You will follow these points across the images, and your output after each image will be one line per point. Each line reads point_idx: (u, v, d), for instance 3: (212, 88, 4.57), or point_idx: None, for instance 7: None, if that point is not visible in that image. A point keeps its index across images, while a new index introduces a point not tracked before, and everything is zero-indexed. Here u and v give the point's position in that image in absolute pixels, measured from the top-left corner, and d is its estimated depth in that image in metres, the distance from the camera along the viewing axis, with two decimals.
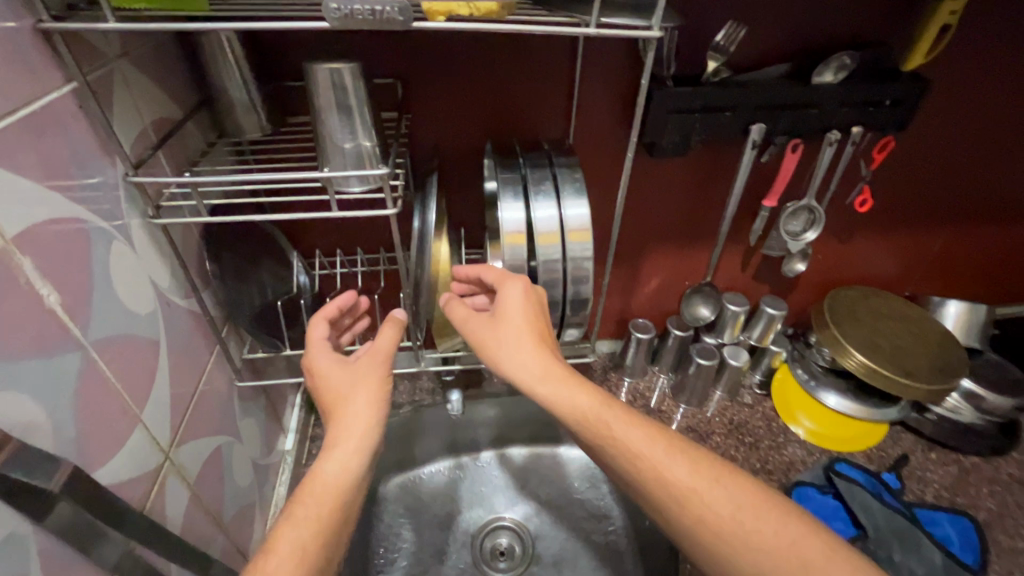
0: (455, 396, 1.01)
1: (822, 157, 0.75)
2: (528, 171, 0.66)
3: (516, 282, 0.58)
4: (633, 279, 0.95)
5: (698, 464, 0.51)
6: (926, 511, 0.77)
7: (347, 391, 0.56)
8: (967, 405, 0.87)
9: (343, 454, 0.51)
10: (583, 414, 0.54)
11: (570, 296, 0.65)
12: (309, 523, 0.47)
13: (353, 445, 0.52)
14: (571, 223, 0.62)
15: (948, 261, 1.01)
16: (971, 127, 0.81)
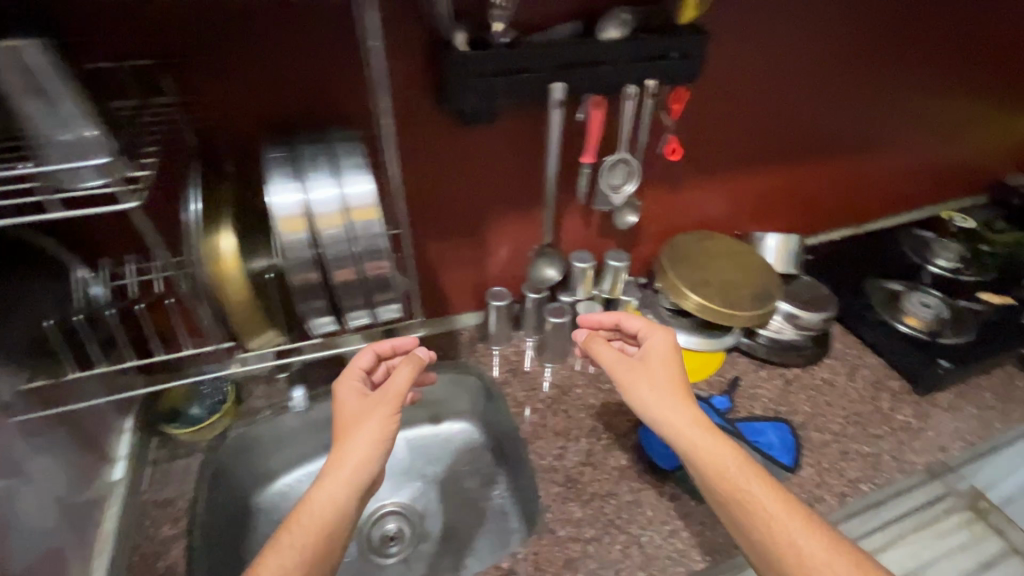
0: (298, 393, 0.92)
1: (625, 111, 0.78)
2: (304, 149, 0.55)
3: (662, 333, 0.77)
4: (486, 248, 0.95)
5: (814, 526, 0.61)
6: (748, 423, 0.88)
7: (358, 417, 0.69)
8: (789, 325, 1.02)
9: (333, 485, 0.63)
10: (724, 469, 0.65)
11: (370, 274, 0.55)
12: (294, 550, 0.59)
13: (340, 478, 0.64)
14: (352, 202, 0.52)
15: (768, 202, 1.13)
16: (759, 76, 0.90)
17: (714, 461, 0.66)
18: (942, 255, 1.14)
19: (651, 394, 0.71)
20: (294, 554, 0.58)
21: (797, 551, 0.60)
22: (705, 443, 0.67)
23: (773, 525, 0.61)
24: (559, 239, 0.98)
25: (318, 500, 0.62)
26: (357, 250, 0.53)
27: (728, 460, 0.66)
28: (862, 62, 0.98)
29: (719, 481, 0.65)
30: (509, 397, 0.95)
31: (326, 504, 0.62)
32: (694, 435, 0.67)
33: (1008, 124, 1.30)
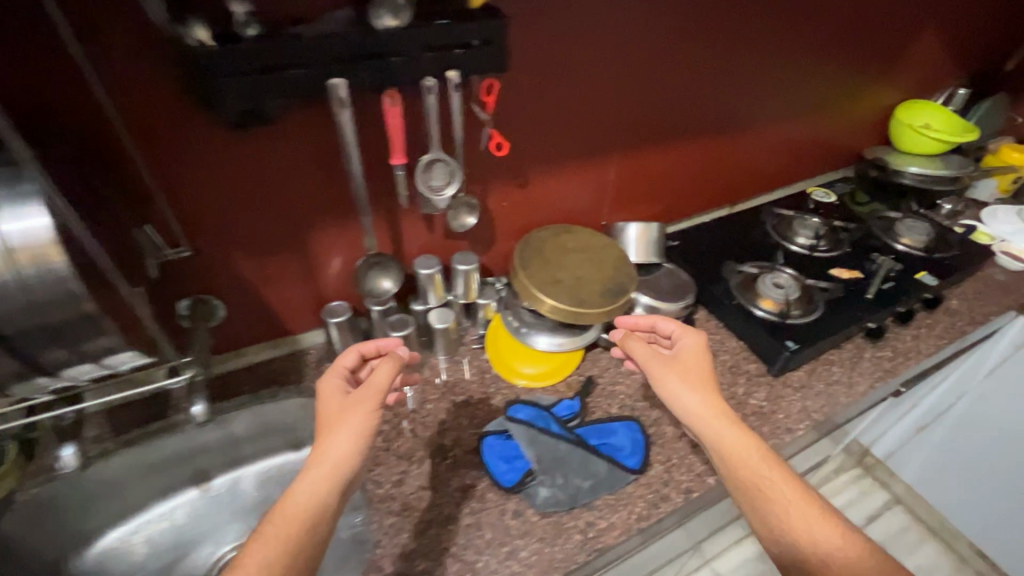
0: (67, 450, 0.80)
1: (429, 106, 0.70)
2: None
3: (693, 334, 0.83)
4: (315, 262, 0.86)
5: (818, 507, 0.64)
6: (587, 427, 0.85)
7: (337, 420, 0.70)
8: (650, 316, 0.99)
9: (314, 477, 0.65)
10: (735, 455, 0.69)
11: (74, 314, 0.58)
12: (273, 544, 0.59)
13: (320, 473, 0.65)
14: (17, 246, 0.53)
15: (629, 189, 1.11)
16: (590, 60, 0.85)
17: (727, 449, 0.70)
18: (802, 233, 1.16)
19: (682, 388, 0.76)
20: (275, 546, 0.59)
21: (777, 526, 0.64)
22: (721, 429, 0.72)
23: (773, 497, 0.65)
24: (398, 245, 0.90)
25: (298, 496, 0.64)
26: (42, 297, 0.56)
27: (741, 446, 0.70)
28: (701, 42, 0.95)
29: (740, 472, 0.68)
30: None
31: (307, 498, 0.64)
32: (709, 415, 0.73)
33: (862, 99, 1.33)
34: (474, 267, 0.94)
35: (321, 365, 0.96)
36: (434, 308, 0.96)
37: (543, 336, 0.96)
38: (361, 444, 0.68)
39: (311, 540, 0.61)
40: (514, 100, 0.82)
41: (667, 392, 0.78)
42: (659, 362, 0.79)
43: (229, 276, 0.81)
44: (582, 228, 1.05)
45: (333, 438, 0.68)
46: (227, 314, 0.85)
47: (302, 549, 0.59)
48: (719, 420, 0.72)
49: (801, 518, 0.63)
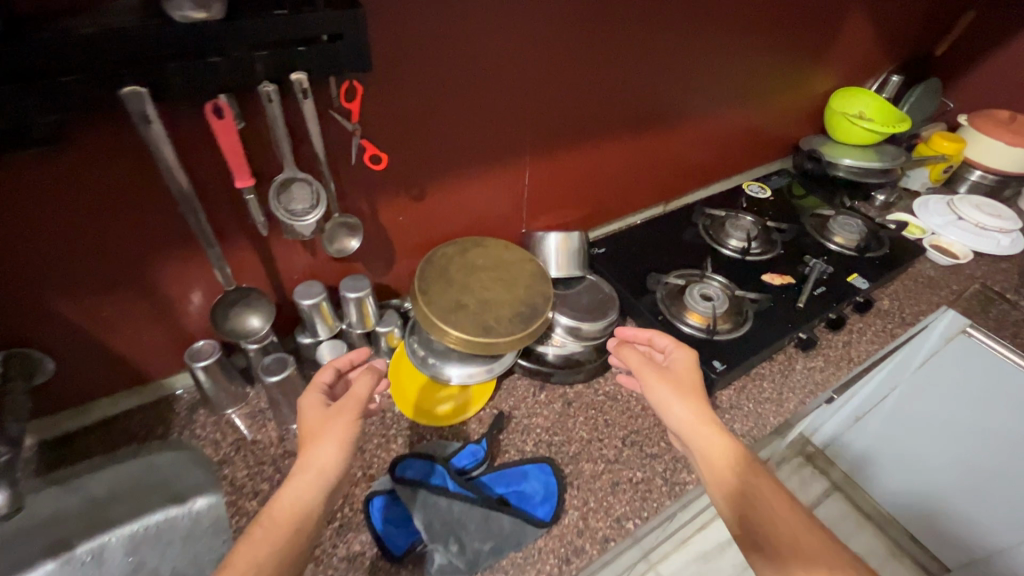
0: None
1: (272, 118, 0.57)
2: None
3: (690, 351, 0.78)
4: (165, 299, 0.72)
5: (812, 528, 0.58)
6: (479, 479, 0.76)
7: (321, 426, 0.65)
8: (571, 339, 0.90)
9: (299, 482, 0.61)
10: (724, 463, 0.65)
11: None
12: (259, 548, 0.56)
13: (308, 478, 0.61)
14: None
15: (546, 193, 1.01)
16: (483, 53, 0.74)
17: (715, 458, 0.66)
18: (733, 235, 1.10)
19: (681, 400, 0.70)
20: (267, 548, 0.57)
21: (753, 530, 0.59)
22: (711, 441, 0.67)
23: (755, 496, 0.61)
24: (271, 273, 0.77)
25: (284, 501, 0.60)
26: None
27: (730, 456, 0.65)
28: (614, 31, 0.85)
29: (727, 481, 0.64)
30: (227, 480, 0.75)
31: (294, 500, 0.60)
32: (702, 426, 0.68)
33: (795, 88, 1.26)
34: (367, 293, 0.82)
35: (192, 414, 0.82)
36: (324, 341, 0.83)
37: (452, 368, 0.85)
38: (344, 451, 0.63)
39: (296, 545, 0.58)
40: (392, 101, 0.70)
41: (659, 403, 0.72)
42: (654, 372, 0.73)
43: (48, 324, 0.66)
44: (493, 240, 0.94)
45: (321, 443, 0.63)
46: (56, 367, 0.70)
47: (291, 551, 0.57)
48: (711, 426, 0.68)
49: (779, 519, 0.59)
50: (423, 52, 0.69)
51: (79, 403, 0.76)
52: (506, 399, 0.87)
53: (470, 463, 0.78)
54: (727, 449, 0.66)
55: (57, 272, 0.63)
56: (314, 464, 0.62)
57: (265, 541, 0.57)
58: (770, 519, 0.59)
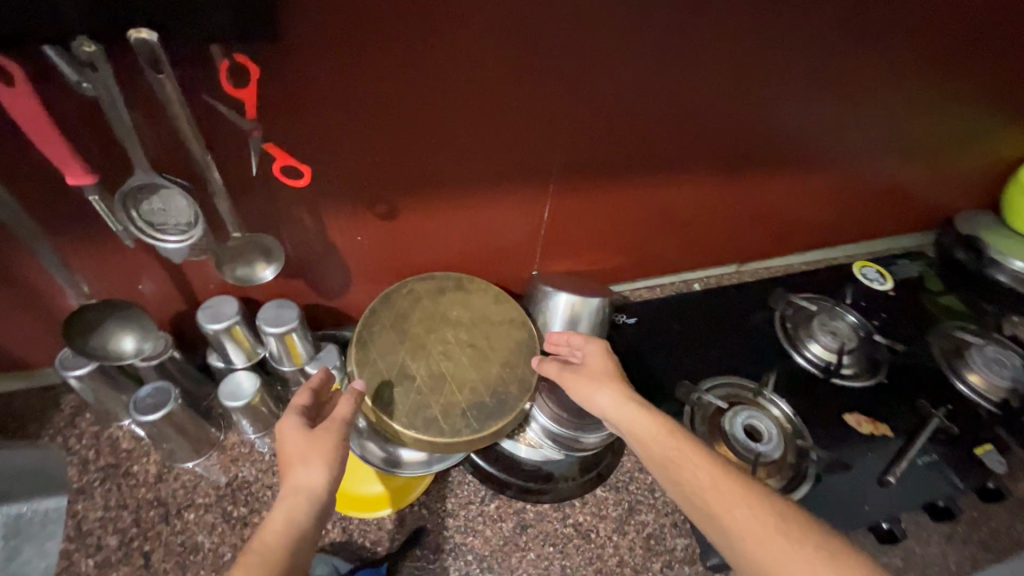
0: None
1: (101, 92, 0.37)
2: None
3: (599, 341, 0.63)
4: (30, 289, 0.56)
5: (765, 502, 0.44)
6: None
7: (303, 447, 0.48)
8: (549, 443, 0.69)
9: (290, 503, 0.44)
10: (653, 454, 0.50)
11: None
12: None
13: (297, 505, 0.44)
14: None
15: (572, 232, 0.76)
16: (490, 38, 0.48)
17: (645, 441, 0.51)
18: (819, 340, 0.79)
19: (607, 392, 0.56)
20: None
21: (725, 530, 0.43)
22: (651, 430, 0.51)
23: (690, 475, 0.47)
24: (172, 281, 0.59)
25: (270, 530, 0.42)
26: None
27: (657, 435, 0.51)
28: (720, 28, 0.55)
29: (661, 463, 0.49)
30: (75, 521, 0.61)
31: (283, 521, 0.43)
32: (632, 414, 0.53)
33: (981, 150, 0.88)
34: (293, 328, 0.63)
35: (74, 417, 0.68)
36: (235, 370, 0.66)
37: (377, 443, 0.68)
38: (337, 464, 0.47)
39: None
40: (335, 91, 0.47)
41: (589, 409, 0.57)
42: (571, 376, 0.59)
43: None
44: (486, 285, 0.71)
45: (311, 451, 0.47)
46: None
47: None
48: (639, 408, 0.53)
49: (714, 483, 0.46)
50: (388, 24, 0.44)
51: None
52: (443, 499, 0.66)
53: None
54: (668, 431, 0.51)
55: None
56: (303, 484, 0.45)
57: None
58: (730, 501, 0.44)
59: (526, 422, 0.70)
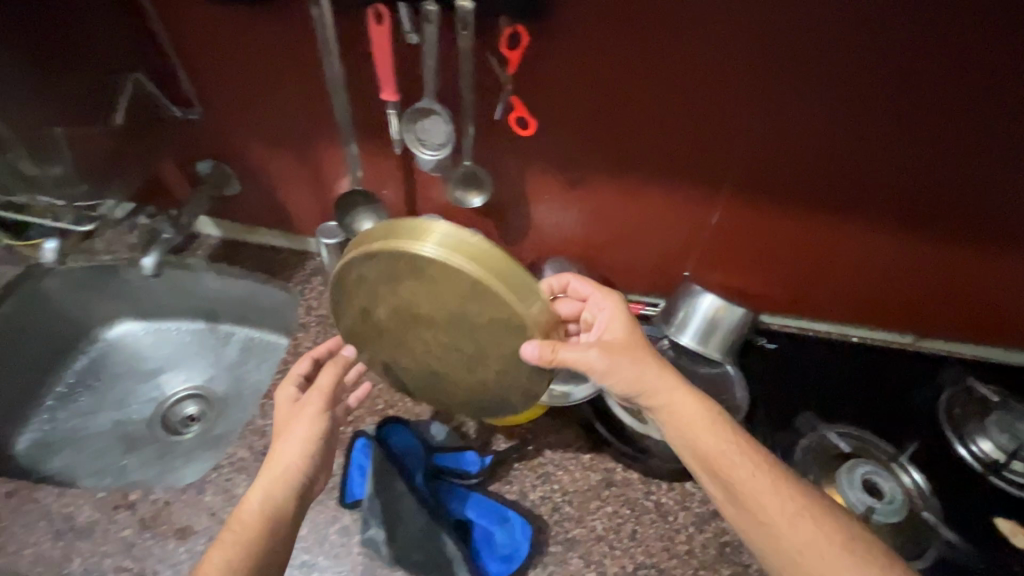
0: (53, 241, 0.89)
1: (425, 40, 0.53)
2: None
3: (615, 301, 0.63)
4: (321, 175, 0.80)
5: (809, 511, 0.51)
6: (452, 484, 0.68)
7: (287, 423, 0.56)
8: (655, 423, 0.73)
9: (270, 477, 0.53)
10: (701, 440, 0.55)
11: None
12: (233, 552, 0.48)
13: (274, 477, 0.53)
14: None
15: (731, 246, 0.79)
16: (700, 40, 0.57)
17: (692, 426, 0.56)
18: (991, 436, 0.70)
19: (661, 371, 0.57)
20: (234, 556, 0.48)
21: (769, 528, 0.51)
22: (703, 429, 0.55)
23: (740, 478, 0.53)
24: (407, 193, 0.79)
25: (249, 507, 0.51)
26: None
27: (704, 422, 0.56)
28: (944, 67, 0.55)
29: (711, 450, 0.54)
30: (294, 343, 0.84)
31: (262, 495, 0.52)
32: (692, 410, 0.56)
33: None
34: None
35: (312, 276, 0.93)
36: None
37: None
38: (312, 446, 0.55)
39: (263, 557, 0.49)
40: (572, 67, 0.60)
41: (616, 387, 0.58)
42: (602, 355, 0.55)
43: (242, 154, 0.80)
44: (472, 241, 0.48)
45: (292, 434, 0.55)
46: (242, 190, 0.85)
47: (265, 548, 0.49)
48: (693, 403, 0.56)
49: (761, 487, 0.52)
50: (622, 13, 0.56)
51: (251, 222, 0.93)
52: (547, 435, 0.75)
53: (461, 471, 0.69)
54: (716, 430, 0.55)
55: (259, 117, 0.74)
56: (283, 458, 0.54)
57: (230, 551, 0.48)
58: (786, 517, 0.51)
59: None
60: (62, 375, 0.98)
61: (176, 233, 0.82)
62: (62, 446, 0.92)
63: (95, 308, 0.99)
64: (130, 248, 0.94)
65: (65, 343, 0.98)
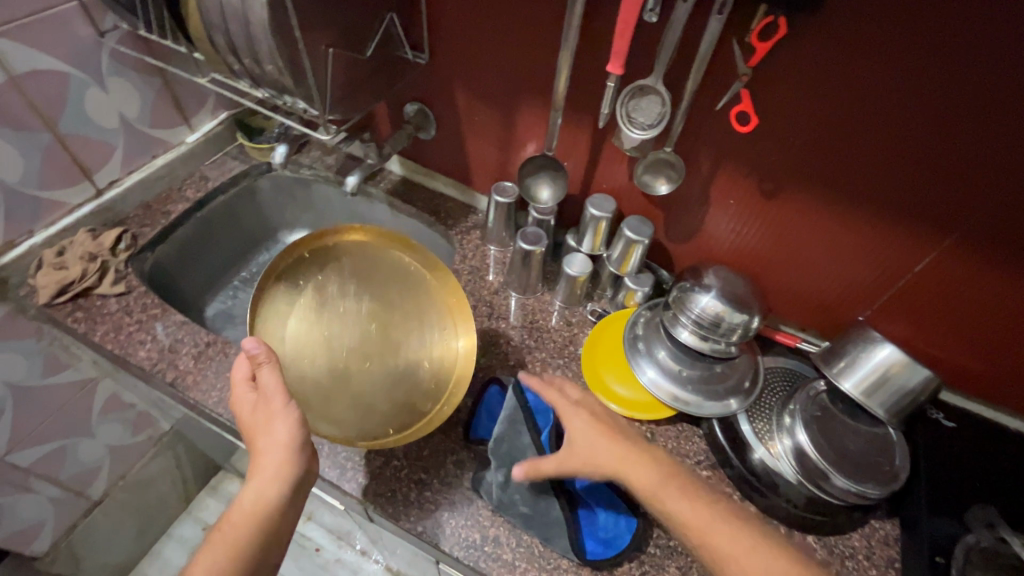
0: (279, 151, 0.91)
1: (673, 18, 0.54)
2: None
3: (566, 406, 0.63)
4: (512, 135, 0.84)
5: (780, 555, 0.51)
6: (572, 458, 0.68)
7: (263, 423, 0.58)
8: (790, 459, 0.68)
9: (257, 484, 0.55)
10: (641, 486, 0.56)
11: (243, 66, 0.65)
12: (226, 550, 0.53)
13: (262, 478, 0.55)
14: None
15: (932, 300, 0.68)
16: (990, 47, 0.48)
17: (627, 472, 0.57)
18: None
19: (584, 425, 0.61)
20: (225, 556, 0.53)
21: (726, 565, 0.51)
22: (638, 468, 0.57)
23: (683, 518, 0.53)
24: (588, 168, 0.80)
25: (243, 506, 0.55)
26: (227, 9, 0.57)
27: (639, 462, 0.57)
28: None
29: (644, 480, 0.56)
30: None
31: (250, 505, 0.55)
32: (611, 455, 0.58)
33: None
34: (642, 242, 0.78)
35: (471, 229, 0.98)
36: (580, 253, 0.84)
37: (663, 350, 0.78)
38: (300, 450, 0.57)
39: (253, 557, 0.54)
40: (811, 70, 0.56)
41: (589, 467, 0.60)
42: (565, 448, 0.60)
43: (447, 102, 0.86)
44: (449, 402, 0.70)
45: (271, 434, 0.57)
46: (435, 136, 0.92)
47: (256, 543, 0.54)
48: (613, 449, 0.59)
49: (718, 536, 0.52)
50: (896, 6, 0.49)
51: (430, 167, 1.00)
52: (666, 438, 0.75)
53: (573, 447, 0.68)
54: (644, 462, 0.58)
55: (476, 71, 0.79)
56: (272, 447, 0.57)
57: (220, 552, 0.54)
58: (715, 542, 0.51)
59: (779, 433, 0.71)
60: (246, 263, 1.11)
61: (378, 161, 0.91)
62: (239, 319, 1.04)
63: (284, 214, 1.13)
64: (326, 168, 1.06)
65: (256, 236, 1.11)
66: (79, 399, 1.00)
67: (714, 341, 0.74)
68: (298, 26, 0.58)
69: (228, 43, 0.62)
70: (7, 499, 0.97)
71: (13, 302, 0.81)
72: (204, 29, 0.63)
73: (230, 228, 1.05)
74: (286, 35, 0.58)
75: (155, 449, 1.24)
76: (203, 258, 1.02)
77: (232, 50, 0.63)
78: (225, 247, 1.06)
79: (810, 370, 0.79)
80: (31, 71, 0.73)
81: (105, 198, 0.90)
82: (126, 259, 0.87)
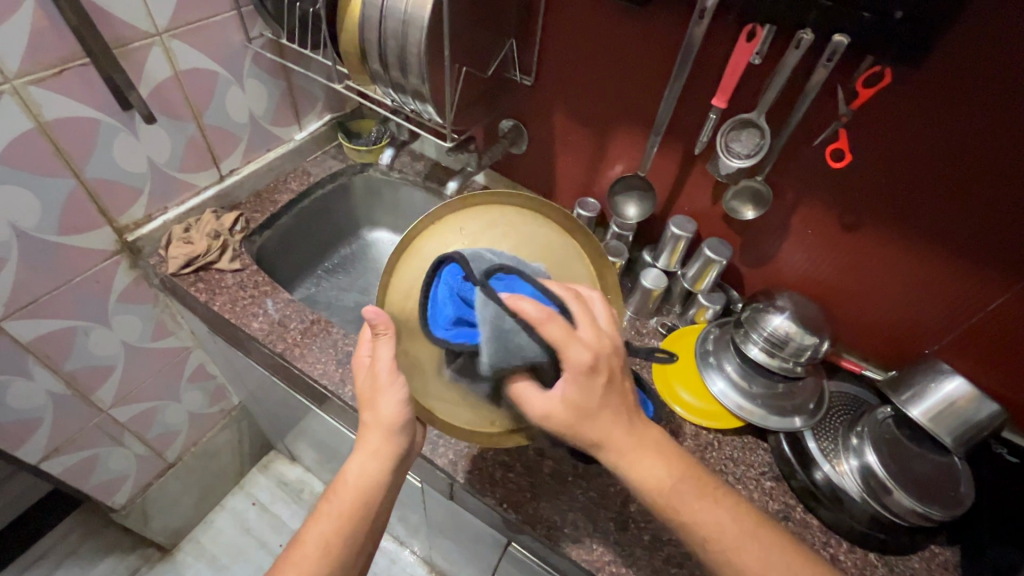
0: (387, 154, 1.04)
1: (783, 63, 0.61)
2: None
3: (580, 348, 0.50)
4: (602, 155, 0.92)
5: None
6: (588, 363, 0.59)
7: (370, 397, 0.61)
8: (855, 477, 0.72)
9: (364, 458, 0.61)
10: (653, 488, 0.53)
11: (386, 77, 0.74)
12: (337, 513, 0.60)
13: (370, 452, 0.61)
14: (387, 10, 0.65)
15: (999, 339, 0.72)
16: None
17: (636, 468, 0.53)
18: None
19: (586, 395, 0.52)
20: (338, 516, 0.60)
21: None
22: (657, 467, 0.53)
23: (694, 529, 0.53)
24: (672, 190, 0.87)
25: (350, 475, 0.61)
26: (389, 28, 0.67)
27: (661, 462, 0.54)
28: None
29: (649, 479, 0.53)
30: None
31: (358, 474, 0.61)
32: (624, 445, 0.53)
33: None
34: (720, 262, 0.83)
35: None
36: (656, 269, 0.90)
37: (733, 365, 0.83)
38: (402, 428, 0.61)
39: (362, 517, 0.62)
40: (904, 116, 0.62)
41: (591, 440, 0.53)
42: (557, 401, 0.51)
43: (543, 121, 0.94)
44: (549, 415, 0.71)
45: (377, 410, 0.60)
46: (525, 151, 1.00)
47: (365, 509, 0.61)
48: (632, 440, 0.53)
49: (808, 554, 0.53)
50: (995, 65, 0.54)
51: (514, 180, 1.07)
52: (732, 448, 0.80)
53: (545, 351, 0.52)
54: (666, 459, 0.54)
55: (577, 95, 0.87)
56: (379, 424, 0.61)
57: (329, 512, 0.61)
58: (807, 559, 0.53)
59: (845, 453, 0.75)
60: (331, 255, 1.20)
61: (476, 170, 0.99)
62: (322, 305, 1.12)
63: (370, 212, 1.22)
64: (415, 173, 1.15)
65: (342, 231, 1.20)
66: (174, 365, 1.09)
67: (782, 359, 0.78)
68: (446, 47, 0.66)
69: (379, 58, 0.71)
70: (103, 450, 1.05)
71: (142, 270, 0.91)
72: (358, 43, 0.73)
73: (324, 220, 1.15)
74: (435, 53, 0.66)
75: (223, 422, 1.32)
76: (297, 246, 1.11)
77: (380, 63, 0.72)
78: (316, 238, 1.15)
79: (874, 398, 0.83)
80: (192, 69, 0.83)
81: (225, 184, 0.99)
82: (241, 241, 0.96)
